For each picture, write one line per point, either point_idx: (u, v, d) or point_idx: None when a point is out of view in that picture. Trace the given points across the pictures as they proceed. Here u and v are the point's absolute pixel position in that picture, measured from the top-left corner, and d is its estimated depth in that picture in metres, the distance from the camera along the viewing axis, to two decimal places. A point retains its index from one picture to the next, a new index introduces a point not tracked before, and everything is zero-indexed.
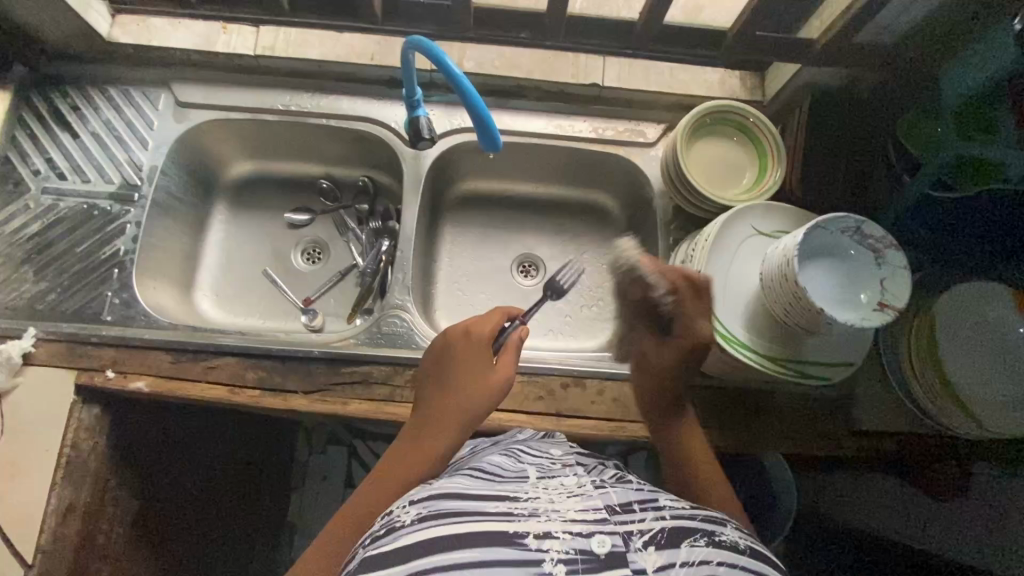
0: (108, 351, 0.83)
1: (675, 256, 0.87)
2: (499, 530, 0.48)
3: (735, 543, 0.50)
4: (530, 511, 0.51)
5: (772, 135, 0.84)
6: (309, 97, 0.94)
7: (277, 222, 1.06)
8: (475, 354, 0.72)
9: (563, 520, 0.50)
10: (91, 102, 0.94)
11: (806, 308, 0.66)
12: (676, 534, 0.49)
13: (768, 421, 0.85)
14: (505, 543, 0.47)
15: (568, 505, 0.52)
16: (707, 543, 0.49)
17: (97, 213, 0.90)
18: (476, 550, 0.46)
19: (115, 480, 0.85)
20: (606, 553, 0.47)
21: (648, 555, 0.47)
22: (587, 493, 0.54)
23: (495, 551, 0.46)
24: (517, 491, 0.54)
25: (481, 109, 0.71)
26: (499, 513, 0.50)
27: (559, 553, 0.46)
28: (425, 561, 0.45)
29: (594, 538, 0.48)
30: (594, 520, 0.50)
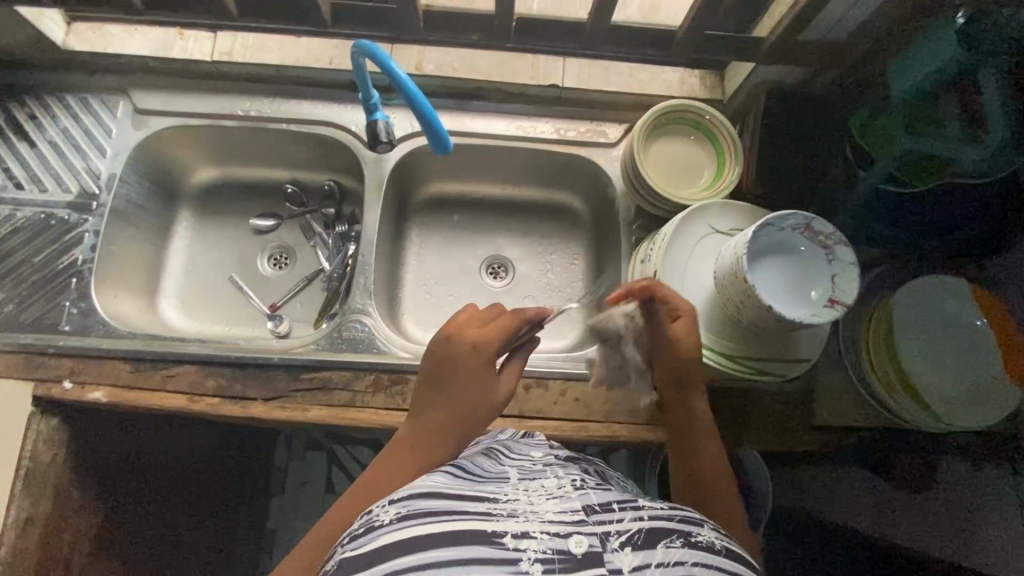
0: (66, 361, 0.82)
1: (636, 256, 0.87)
2: (475, 528, 0.48)
3: (712, 544, 0.50)
4: (509, 511, 0.50)
5: (728, 130, 0.84)
6: (269, 102, 0.94)
7: (242, 228, 1.06)
8: (482, 369, 0.69)
9: (541, 521, 0.50)
10: (49, 110, 0.93)
11: (756, 305, 0.66)
12: (652, 535, 0.49)
13: (725, 417, 0.84)
14: (481, 542, 0.47)
15: (547, 506, 0.52)
16: (683, 544, 0.49)
17: (54, 222, 0.89)
18: (452, 549, 0.46)
19: (76, 491, 0.85)
20: (583, 553, 0.47)
21: (624, 556, 0.48)
22: (566, 495, 0.54)
23: (471, 550, 0.46)
24: (496, 492, 0.54)
25: (429, 114, 0.71)
26: (478, 513, 0.50)
27: (536, 553, 0.46)
28: (403, 559, 0.46)
29: (572, 538, 0.48)
30: (573, 521, 0.50)
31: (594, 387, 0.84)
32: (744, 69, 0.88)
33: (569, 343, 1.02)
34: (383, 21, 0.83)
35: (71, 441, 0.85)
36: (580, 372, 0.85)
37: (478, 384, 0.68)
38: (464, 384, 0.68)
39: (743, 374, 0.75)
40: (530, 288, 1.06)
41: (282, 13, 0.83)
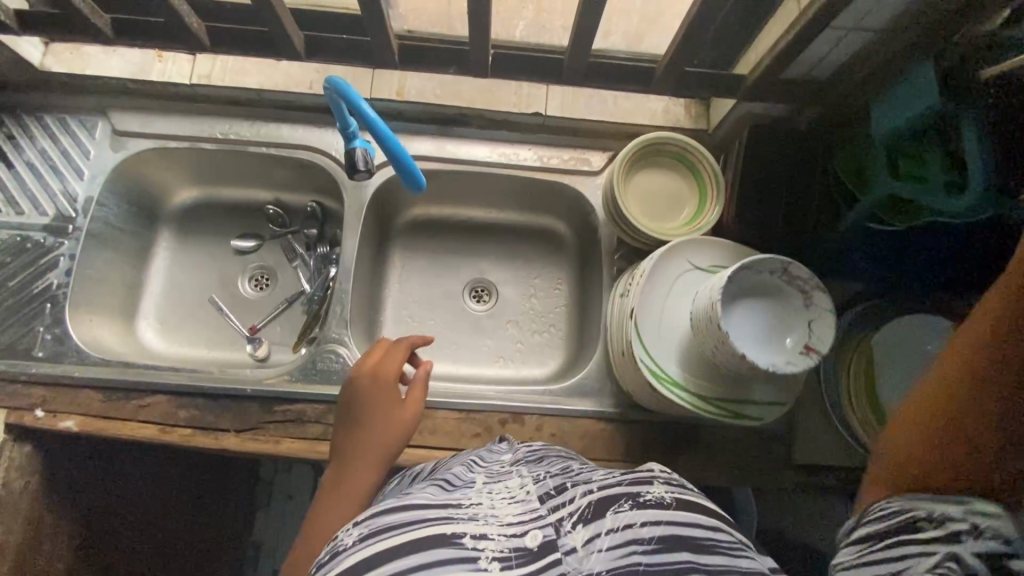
0: (38, 389, 0.81)
1: (616, 288, 0.86)
2: (432, 533, 0.44)
3: (661, 499, 0.47)
4: (469, 513, 0.47)
5: (711, 165, 0.83)
6: (248, 126, 0.93)
7: (223, 249, 1.05)
8: (386, 394, 0.73)
9: (500, 523, 0.46)
10: (27, 131, 0.92)
11: (730, 352, 0.65)
12: (602, 504, 0.47)
13: (705, 455, 0.83)
14: (442, 545, 0.43)
15: (508, 508, 0.49)
16: (632, 506, 0.46)
17: (30, 245, 0.88)
18: (408, 558, 0.42)
19: (49, 516, 0.84)
20: (538, 544, 0.44)
21: (576, 534, 0.45)
22: (527, 496, 0.51)
23: (432, 556, 0.42)
24: (459, 500, 0.51)
25: (401, 155, 0.71)
26: (435, 517, 0.46)
27: (494, 552, 0.43)
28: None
29: (527, 534, 0.45)
30: (531, 517, 0.47)
31: (569, 422, 0.83)
32: (727, 103, 0.87)
33: (550, 370, 1.02)
34: (361, 51, 0.82)
35: (44, 468, 0.85)
36: (557, 407, 0.84)
37: (387, 408, 0.71)
38: (369, 411, 0.71)
39: (715, 417, 0.74)
40: (512, 314, 1.05)
41: (260, 41, 0.82)
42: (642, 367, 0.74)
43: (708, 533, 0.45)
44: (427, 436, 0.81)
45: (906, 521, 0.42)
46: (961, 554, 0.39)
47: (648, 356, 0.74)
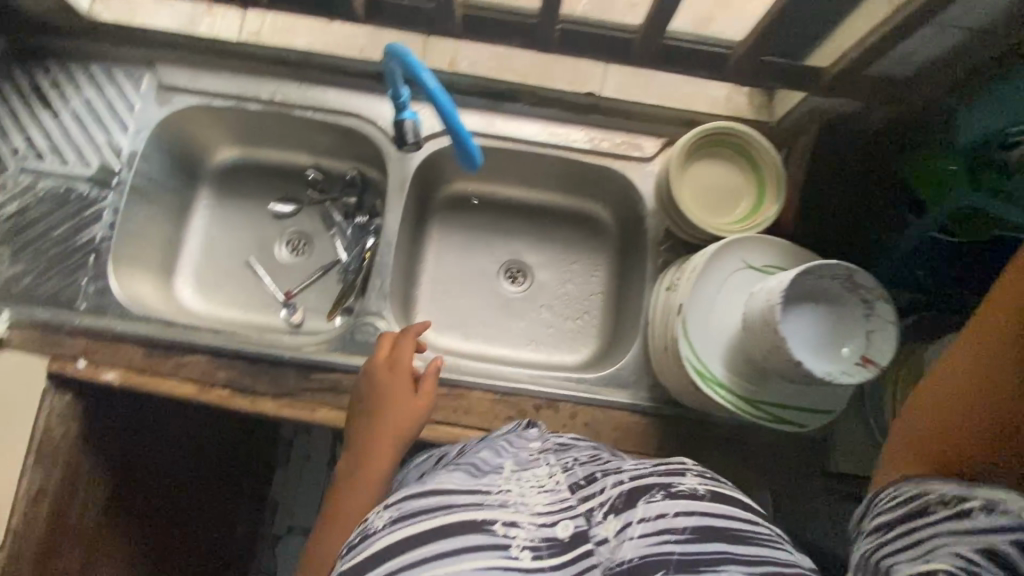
0: (82, 340, 0.82)
1: (661, 281, 0.84)
2: (466, 519, 0.46)
3: (693, 490, 0.50)
4: (499, 501, 0.48)
5: (773, 161, 0.80)
6: (293, 87, 0.91)
7: (262, 212, 1.05)
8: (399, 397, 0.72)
9: (531, 513, 0.47)
10: (73, 78, 0.91)
11: (784, 358, 0.63)
12: (633, 495, 0.49)
13: (740, 456, 0.82)
14: (475, 530, 0.45)
15: (537, 497, 0.49)
16: (664, 496, 0.48)
17: (74, 196, 0.87)
18: (447, 543, 0.44)
19: (86, 465, 0.85)
20: (570, 535, 0.46)
21: (608, 525, 0.47)
22: (556, 487, 0.51)
23: (466, 538, 0.44)
24: (487, 484, 0.50)
25: (457, 126, 0.67)
26: (468, 504, 0.47)
27: (525, 540, 0.45)
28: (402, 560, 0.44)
29: (558, 524, 0.47)
30: (561, 506, 0.49)
31: (603, 413, 0.83)
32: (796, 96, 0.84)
33: (582, 357, 1.01)
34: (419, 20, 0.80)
35: (84, 417, 0.85)
36: (592, 396, 0.83)
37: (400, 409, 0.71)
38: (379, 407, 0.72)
39: (758, 420, 0.73)
40: (547, 298, 1.04)
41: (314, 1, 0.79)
42: (687, 366, 0.72)
43: (743, 525, 0.47)
44: (461, 415, 0.81)
45: (920, 506, 0.44)
46: (989, 542, 0.39)
47: (693, 353, 0.73)
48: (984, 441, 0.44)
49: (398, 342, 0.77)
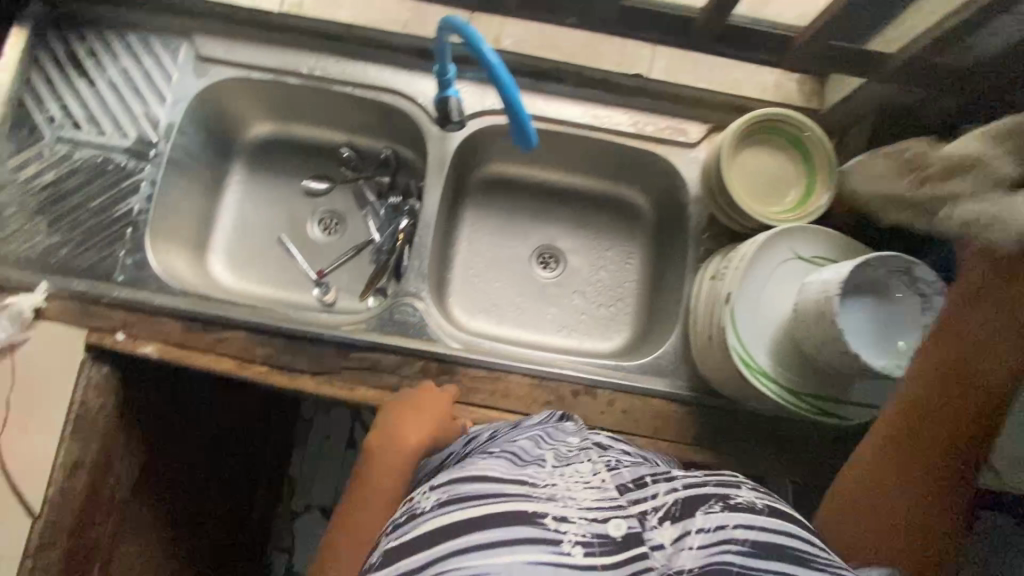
0: (120, 313, 0.81)
1: (705, 269, 0.83)
2: (517, 508, 0.46)
3: (752, 504, 0.47)
4: (548, 494, 0.48)
5: (827, 150, 0.78)
6: (333, 62, 0.89)
7: (295, 189, 1.04)
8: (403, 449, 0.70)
9: (579, 508, 0.47)
10: (110, 46, 0.89)
11: (838, 351, 0.63)
12: (690, 503, 0.48)
13: (777, 448, 0.81)
14: (523, 522, 0.44)
15: (585, 492, 0.49)
16: (722, 507, 0.47)
17: (111, 167, 0.86)
18: (497, 532, 0.44)
19: (121, 438, 0.85)
20: (622, 536, 0.45)
21: (664, 530, 0.46)
22: (603, 483, 0.51)
23: (515, 530, 0.44)
24: (533, 475, 0.50)
25: (513, 100, 0.64)
26: (514, 494, 0.47)
27: (577, 536, 0.45)
28: (450, 543, 0.44)
29: (609, 523, 0.46)
30: (610, 505, 0.48)
31: (642, 401, 0.82)
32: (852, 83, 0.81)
33: (615, 345, 1.00)
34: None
35: (121, 389, 0.85)
36: (630, 383, 0.82)
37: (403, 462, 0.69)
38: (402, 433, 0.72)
39: (808, 414, 0.72)
40: (579, 284, 1.03)
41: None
42: (733, 354, 0.72)
43: (807, 546, 0.45)
44: (499, 399, 0.81)
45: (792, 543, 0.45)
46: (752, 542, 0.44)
47: (740, 343, 0.72)
48: (885, 499, 0.53)
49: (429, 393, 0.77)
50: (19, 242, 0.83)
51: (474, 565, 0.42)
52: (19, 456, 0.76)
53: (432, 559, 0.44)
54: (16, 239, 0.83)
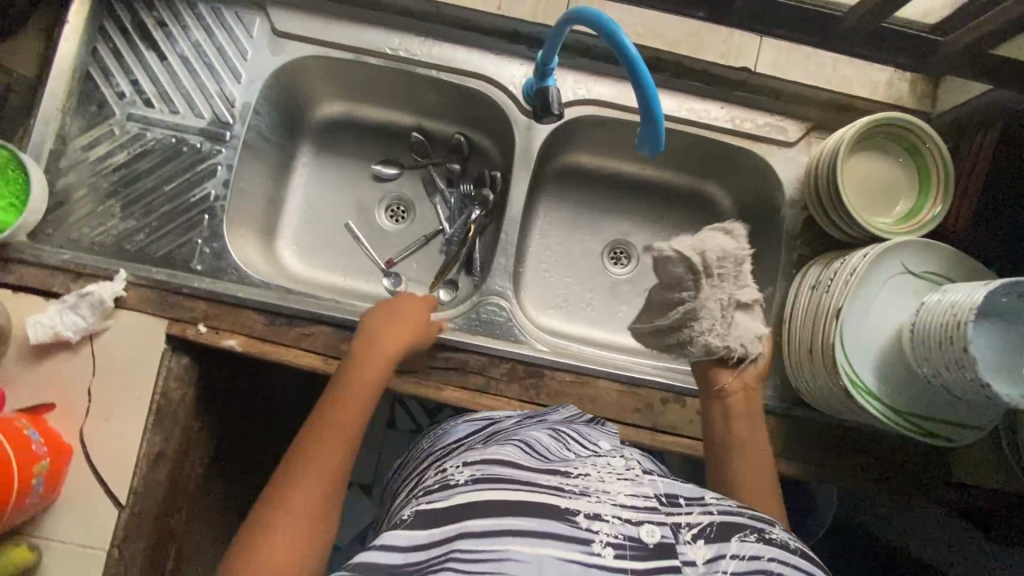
0: (200, 304, 0.78)
1: (804, 277, 0.81)
2: (549, 500, 0.41)
3: (786, 543, 0.44)
4: (581, 488, 0.43)
5: (946, 165, 0.74)
6: (418, 43, 0.84)
7: (362, 173, 1.00)
8: (383, 372, 0.69)
9: (614, 505, 0.42)
10: (180, 17, 0.83)
11: (962, 378, 0.62)
12: (726, 527, 0.43)
13: (861, 461, 0.82)
14: (556, 517, 0.40)
15: (619, 487, 0.44)
16: (757, 539, 0.43)
17: (186, 150, 0.82)
18: (531, 519, 0.39)
19: (197, 426, 0.84)
20: (655, 544, 0.40)
21: (697, 547, 0.41)
22: (638, 478, 0.46)
23: (547, 523, 0.39)
24: (566, 467, 0.46)
25: (652, 97, 0.60)
26: (548, 485, 0.42)
27: (609, 536, 0.39)
28: (478, 522, 0.39)
29: (642, 527, 0.41)
30: (645, 507, 0.43)
31: None
32: (977, 88, 0.76)
33: None
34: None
35: (198, 380, 0.83)
36: None
37: (381, 385, 0.69)
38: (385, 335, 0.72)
39: (907, 433, 0.72)
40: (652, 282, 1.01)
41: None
42: (841, 373, 0.71)
43: None
44: (588, 404, 0.79)
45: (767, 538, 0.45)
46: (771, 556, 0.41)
47: (847, 362, 0.72)
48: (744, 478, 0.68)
49: (407, 302, 0.78)
50: (92, 226, 0.80)
51: (502, 551, 0.37)
52: (108, 447, 0.76)
53: (451, 534, 0.39)
54: (88, 223, 0.80)
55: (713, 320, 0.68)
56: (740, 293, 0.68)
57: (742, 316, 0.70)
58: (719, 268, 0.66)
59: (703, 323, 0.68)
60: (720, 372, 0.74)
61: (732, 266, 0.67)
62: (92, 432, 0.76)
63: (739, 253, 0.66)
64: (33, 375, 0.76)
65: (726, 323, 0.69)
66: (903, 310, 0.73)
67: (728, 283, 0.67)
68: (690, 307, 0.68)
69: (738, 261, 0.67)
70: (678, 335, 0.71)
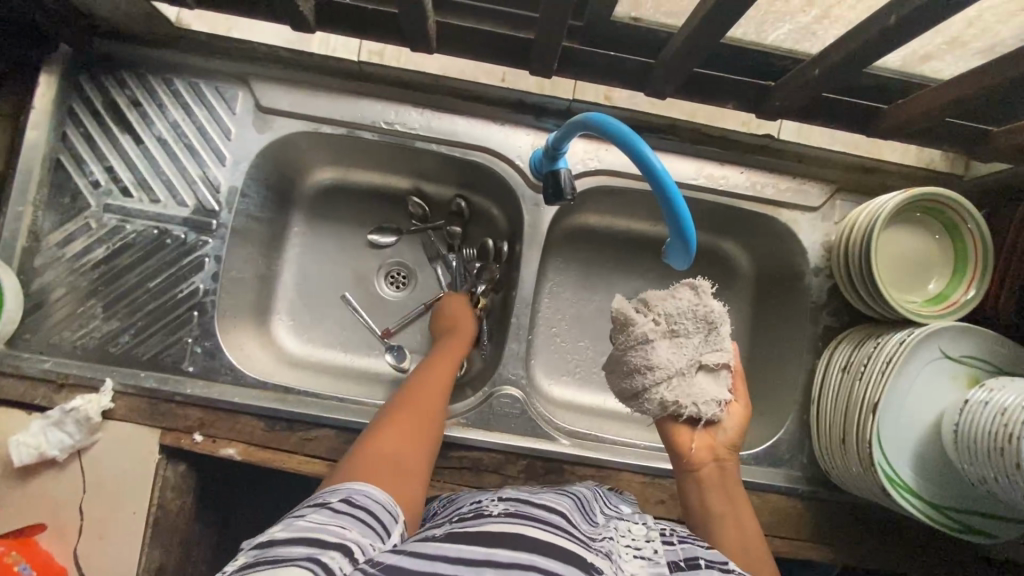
0: (195, 411, 0.73)
1: (833, 355, 0.77)
2: (576, 552, 0.42)
3: None
4: (604, 551, 0.45)
5: (985, 248, 0.70)
6: (416, 115, 0.79)
7: (357, 240, 0.92)
8: (456, 360, 0.76)
9: None
10: (154, 95, 0.77)
11: (1014, 488, 0.58)
12: None
13: (892, 543, 0.78)
14: (582, 567, 0.41)
15: (633, 567, 0.47)
16: None
17: (170, 241, 0.76)
18: (556, 563, 0.40)
19: (195, 529, 0.80)
20: None
21: None
22: (654, 556, 0.49)
23: (572, 570, 0.40)
24: (592, 533, 0.49)
25: (681, 214, 0.55)
26: (577, 540, 0.45)
27: None
28: (506, 552, 0.40)
29: None
30: None
31: (758, 497, 0.78)
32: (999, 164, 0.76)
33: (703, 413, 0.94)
34: (607, 61, 0.68)
35: (196, 483, 0.78)
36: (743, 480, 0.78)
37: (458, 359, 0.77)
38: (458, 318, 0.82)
39: (948, 528, 0.68)
40: None
41: (511, 48, 0.68)
42: (879, 472, 0.67)
43: None
44: None
45: None
46: None
47: (885, 459, 0.68)
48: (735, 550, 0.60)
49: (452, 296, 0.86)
50: (72, 329, 0.75)
51: None
52: (102, 569, 0.70)
53: (480, 559, 0.39)
54: (68, 326, 0.75)
55: (672, 371, 0.62)
56: (706, 354, 0.63)
57: (704, 377, 0.65)
58: (680, 323, 0.62)
59: (657, 372, 0.62)
60: (686, 440, 0.65)
61: (701, 327, 0.62)
62: (86, 553, 0.70)
63: (707, 311, 0.62)
64: (15, 499, 0.70)
65: (684, 378, 0.63)
66: (942, 397, 0.70)
67: (692, 343, 0.62)
68: (643, 350, 0.62)
69: (705, 320, 0.62)
70: (631, 380, 0.63)
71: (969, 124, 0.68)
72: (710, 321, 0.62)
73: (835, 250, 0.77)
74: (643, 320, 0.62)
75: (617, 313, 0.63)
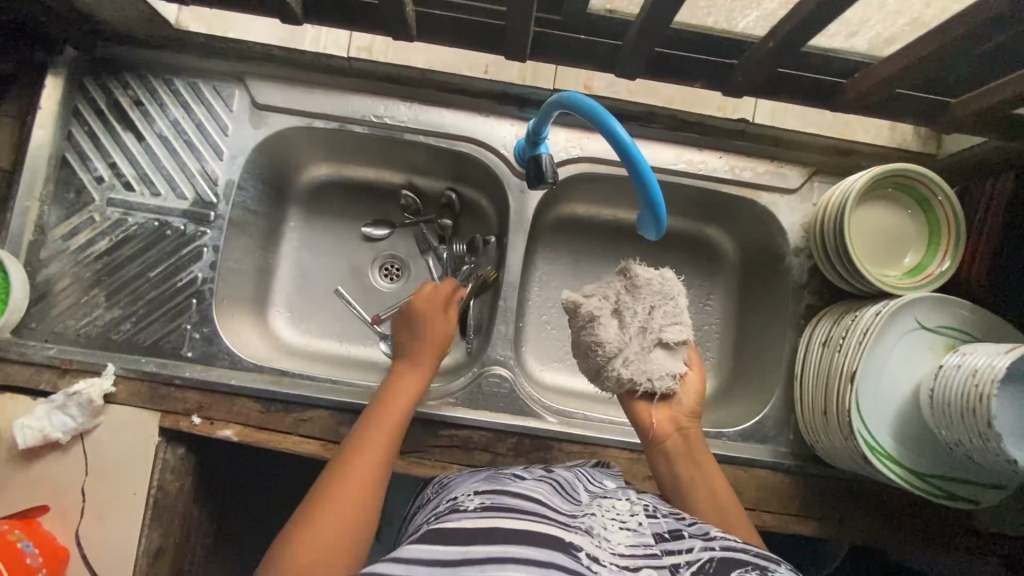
0: (193, 395, 0.76)
1: (813, 331, 0.79)
2: (554, 536, 0.44)
3: None
4: (585, 529, 0.46)
5: (957, 222, 0.72)
6: (403, 108, 0.82)
7: (351, 233, 0.95)
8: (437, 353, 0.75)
9: (613, 553, 0.45)
10: (155, 95, 0.81)
11: (987, 451, 0.60)
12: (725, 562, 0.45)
13: (881, 516, 0.79)
14: (560, 548, 0.43)
15: (618, 536, 0.48)
16: None
17: (170, 233, 0.80)
18: (532, 550, 0.42)
19: (193, 515, 0.81)
20: None
21: None
22: (638, 526, 0.50)
23: (552, 555, 0.42)
24: (572, 512, 0.50)
25: (651, 186, 0.57)
26: (555, 522, 0.46)
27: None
28: (482, 547, 0.42)
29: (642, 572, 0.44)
30: (644, 555, 0.46)
31: (746, 472, 0.79)
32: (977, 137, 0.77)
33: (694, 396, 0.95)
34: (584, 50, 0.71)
35: (194, 467, 0.80)
36: (730, 456, 0.79)
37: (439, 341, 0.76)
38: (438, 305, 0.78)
39: (928, 493, 0.69)
40: None
41: (491, 39, 0.71)
42: (859, 441, 0.68)
43: None
44: None
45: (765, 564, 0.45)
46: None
47: (866, 429, 0.69)
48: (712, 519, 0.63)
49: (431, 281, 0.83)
50: (76, 318, 0.78)
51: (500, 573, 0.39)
52: (102, 550, 0.72)
53: (457, 560, 0.41)
54: (73, 315, 0.78)
55: (625, 345, 0.64)
56: (663, 326, 0.65)
57: (660, 353, 0.67)
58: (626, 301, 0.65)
59: (606, 348, 0.64)
60: (645, 416, 0.68)
61: (650, 301, 0.65)
62: (88, 534, 0.72)
63: (654, 284, 0.65)
64: (19, 481, 0.72)
65: (639, 355, 0.65)
66: (919, 367, 0.71)
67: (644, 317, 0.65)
68: (591, 327, 0.65)
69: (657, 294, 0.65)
70: (589, 359, 0.66)
71: (933, 99, 0.71)
72: (663, 293, 0.65)
73: (811, 229, 0.79)
74: (592, 300, 0.65)
75: (567, 303, 0.67)
